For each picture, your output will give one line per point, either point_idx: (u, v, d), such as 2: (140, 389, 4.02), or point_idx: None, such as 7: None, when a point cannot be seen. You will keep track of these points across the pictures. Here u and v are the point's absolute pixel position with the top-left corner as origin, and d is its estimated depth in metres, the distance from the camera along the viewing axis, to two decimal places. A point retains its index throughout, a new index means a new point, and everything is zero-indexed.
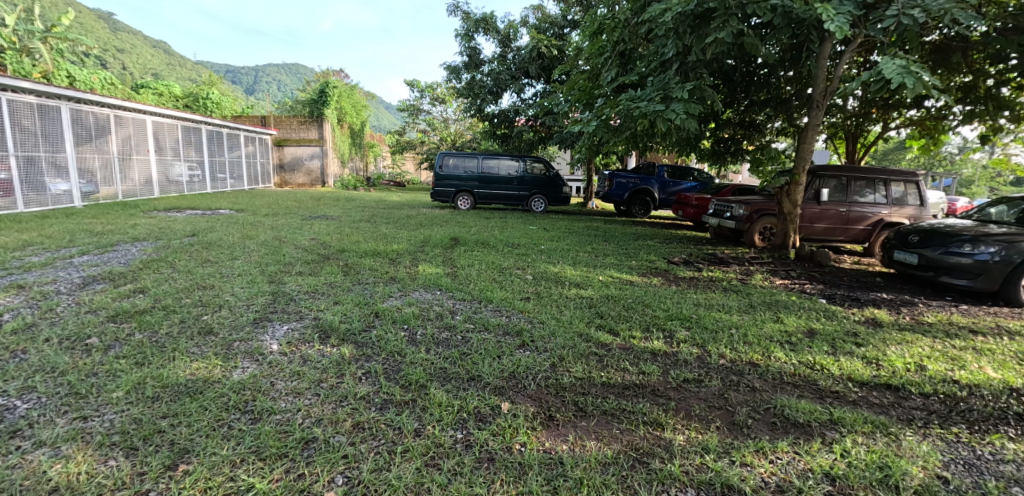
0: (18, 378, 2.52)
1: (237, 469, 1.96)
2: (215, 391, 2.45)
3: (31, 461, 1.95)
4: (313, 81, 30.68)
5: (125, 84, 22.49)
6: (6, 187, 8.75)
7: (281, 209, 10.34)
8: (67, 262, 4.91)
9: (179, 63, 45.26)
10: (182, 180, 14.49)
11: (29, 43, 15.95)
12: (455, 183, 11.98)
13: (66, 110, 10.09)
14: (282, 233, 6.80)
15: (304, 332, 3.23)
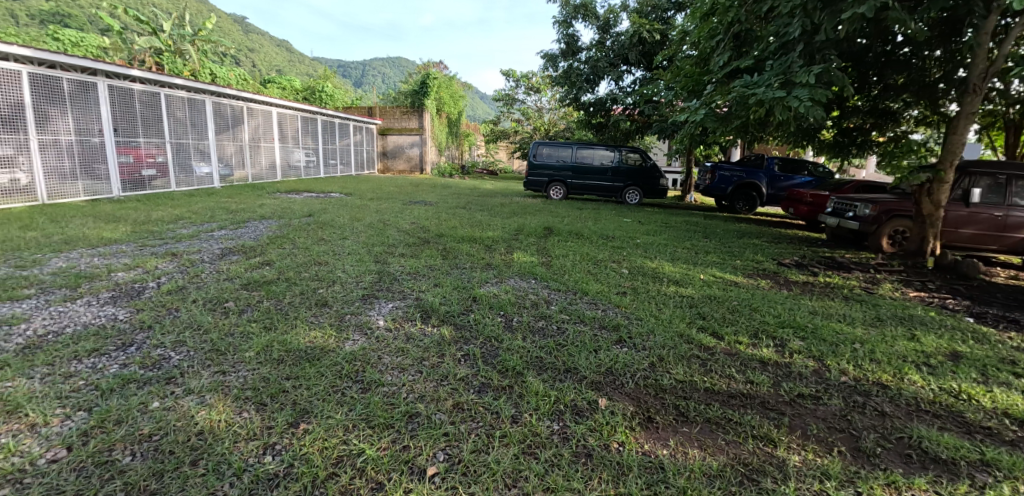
0: (173, 332, 2.92)
1: (349, 434, 2.08)
2: (330, 360, 2.64)
3: (182, 405, 2.22)
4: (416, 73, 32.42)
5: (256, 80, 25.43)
6: (163, 169, 10.29)
7: (385, 194, 11.00)
8: (209, 234, 5.62)
9: (299, 59, 50.24)
10: (300, 166, 16.01)
11: (181, 46, 18.61)
12: (548, 172, 12.01)
13: (210, 103, 11.59)
14: (386, 217, 7.20)
15: (407, 310, 3.39)
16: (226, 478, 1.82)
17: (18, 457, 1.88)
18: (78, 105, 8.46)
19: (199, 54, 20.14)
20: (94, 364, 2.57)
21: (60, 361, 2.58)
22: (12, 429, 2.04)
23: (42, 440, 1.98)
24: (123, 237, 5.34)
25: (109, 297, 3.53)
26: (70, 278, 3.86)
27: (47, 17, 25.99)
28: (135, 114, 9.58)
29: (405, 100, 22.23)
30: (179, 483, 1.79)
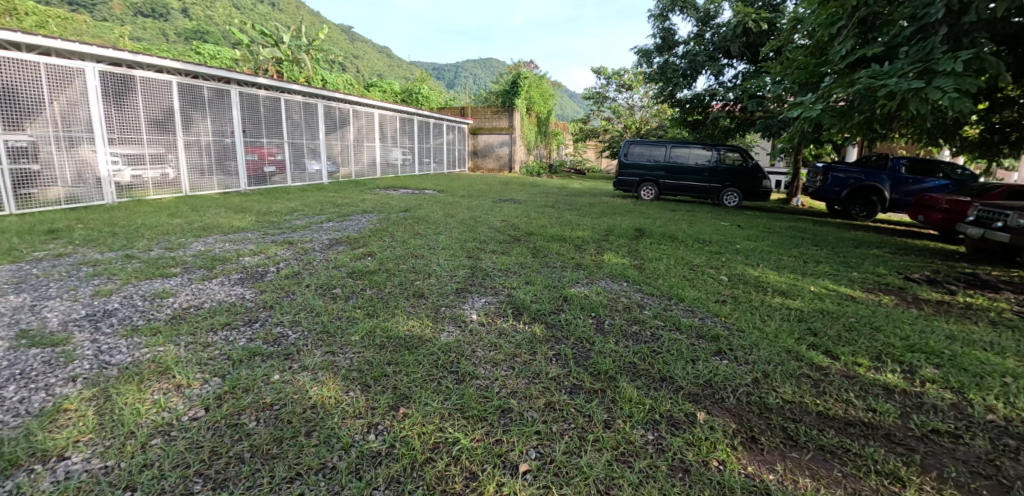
0: (290, 312, 3.24)
1: (445, 422, 2.16)
2: (427, 349, 2.77)
3: (298, 380, 2.45)
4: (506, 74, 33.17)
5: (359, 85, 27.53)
6: (281, 166, 11.50)
7: (475, 192, 11.36)
8: (319, 226, 6.17)
9: (397, 64, 53.54)
10: (397, 164, 17.03)
11: (298, 55, 20.66)
12: (640, 172, 11.70)
13: (321, 106, 12.71)
14: (478, 214, 7.44)
15: (500, 306, 3.47)
16: (336, 451, 1.97)
17: (167, 412, 2.17)
18: (216, 109, 9.74)
19: (313, 62, 22.22)
20: (227, 336, 2.92)
21: (200, 331, 2.97)
22: (164, 387, 2.37)
23: (187, 399, 2.28)
24: (250, 226, 6.02)
25: (238, 278, 4.00)
26: (208, 260, 4.44)
27: (192, 34, 30.16)
28: (260, 117, 10.79)
29: (496, 99, 22.83)
30: (296, 450, 1.95)
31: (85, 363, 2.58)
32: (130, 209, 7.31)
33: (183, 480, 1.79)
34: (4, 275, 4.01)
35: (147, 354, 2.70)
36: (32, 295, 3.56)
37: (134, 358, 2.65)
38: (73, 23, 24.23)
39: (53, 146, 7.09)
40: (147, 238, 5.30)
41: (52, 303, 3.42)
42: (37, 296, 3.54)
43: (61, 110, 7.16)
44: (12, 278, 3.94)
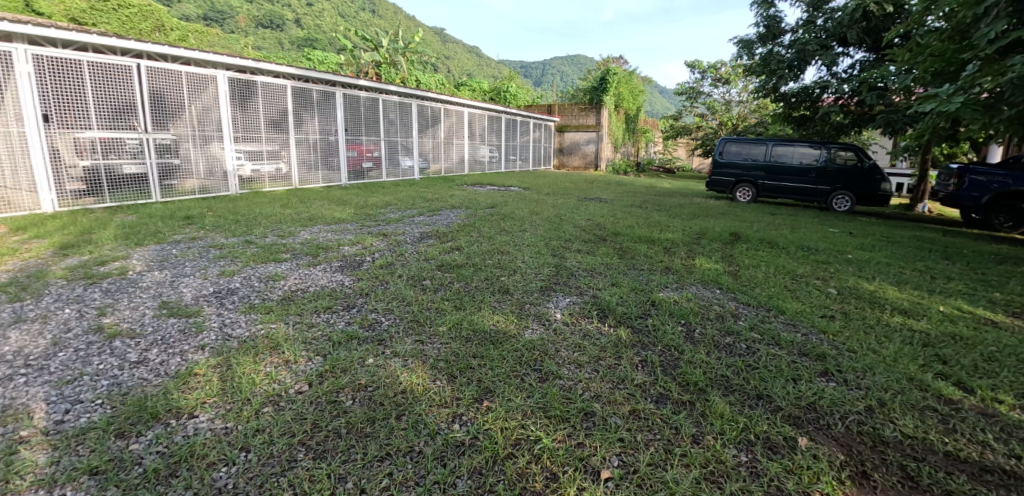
0: (384, 300, 3.46)
1: (527, 419, 2.17)
2: (512, 345, 2.80)
3: (390, 365, 2.59)
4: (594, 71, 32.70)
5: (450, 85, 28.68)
6: (378, 162, 12.34)
7: (560, 190, 11.34)
8: (411, 219, 6.52)
9: (486, 63, 54.96)
10: (484, 161, 17.48)
11: (395, 58, 21.98)
12: (736, 171, 10.98)
13: (416, 106, 13.40)
14: (563, 212, 7.42)
15: (584, 307, 3.43)
16: (423, 436, 2.05)
17: (277, 384, 2.41)
18: (323, 110, 10.66)
19: (408, 64, 23.52)
20: (328, 318, 3.18)
21: (306, 313, 3.26)
22: (275, 361, 2.63)
23: (294, 374, 2.51)
24: (350, 218, 6.52)
25: (339, 265, 4.34)
26: (314, 248, 4.88)
27: (303, 42, 33.28)
28: (361, 116, 11.63)
29: (582, 96, 22.63)
30: (388, 431, 2.07)
31: (212, 334, 2.94)
32: (250, 200, 8.24)
33: (289, 448, 1.96)
34: (153, 253, 4.71)
35: (261, 330, 3.02)
36: (172, 272, 4.14)
37: (250, 332, 2.98)
38: (210, 37, 27.84)
39: (190, 143, 8.27)
40: (265, 226, 5.95)
41: (188, 279, 3.94)
42: (176, 273, 4.11)
43: (198, 112, 8.28)
44: (159, 256, 4.61)
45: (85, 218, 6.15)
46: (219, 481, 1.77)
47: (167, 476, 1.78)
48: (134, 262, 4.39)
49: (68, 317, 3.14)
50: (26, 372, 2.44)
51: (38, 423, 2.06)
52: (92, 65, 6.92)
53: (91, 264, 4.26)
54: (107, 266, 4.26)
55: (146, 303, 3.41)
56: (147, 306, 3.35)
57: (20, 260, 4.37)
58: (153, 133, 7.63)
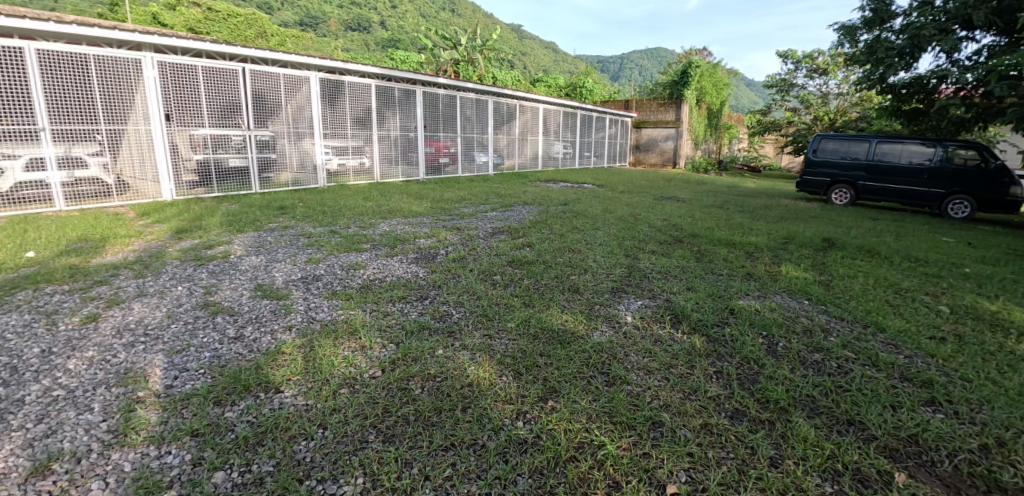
0: (456, 293, 3.55)
1: (592, 423, 2.11)
2: (579, 346, 2.75)
3: (458, 357, 2.64)
4: (675, 64, 31.30)
5: (526, 81, 28.86)
6: (454, 157, 12.76)
7: (635, 188, 11.00)
8: (484, 214, 6.64)
9: (562, 58, 54.58)
10: (558, 157, 17.39)
11: (472, 56, 22.49)
12: (832, 171, 10.03)
13: (491, 103, 13.60)
14: (637, 211, 7.18)
15: (656, 311, 3.28)
16: (486, 430, 2.06)
17: (353, 368, 2.54)
18: (404, 107, 11.14)
19: (485, 61, 23.96)
20: (403, 308, 3.32)
21: (382, 301, 3.41)
22: (353, 345, 2.79)
23: (369, 359, 2.64)
24: (426, 211, 6.76)
25: (415, 257, 4.52)
26: (392, 239, 5.12)
27: (388, 43, 34.99)
28: (439, 113, 12.03)
29: (661, 91, 21.76)
30: (452, 422, 2.11)
31: (298, 316, 3.18)
32: (336, 192, 8.82)
33: (362, 429, 2.06)
34: (252, 240, 5.19)
35: (342, 315, 3.22)
36: (267, 257, 4.53)
37: (332, 317, 3.18)
38: (306, 41, 30.17)
39: (287, 139, 8.99)
40: (350, 217, 6.35)
41: (280, 265, 4.29)
42: (270, 258, 4.48)
43: (293, 111, 8.99)
44: (256, 242, 5.07)
45: (197, 206, 6.92)
46: (298, 453, 1.90)
47: (254, 444, 1.94)
48: (235, 247, 4.86)
49: (180, 294, 3.54)
50: (145, 340, 2.79)
51: (153, 386, 2.34)
52: (205, 70, 7.75)
53: (200, 247, 4.77)
54: (213, 250, 4.75)
55: (244, 285, 3.76)
56: (245, 287, 3.69)
57: (147, 242, 5.01)
58: (255, 130, 8.44)
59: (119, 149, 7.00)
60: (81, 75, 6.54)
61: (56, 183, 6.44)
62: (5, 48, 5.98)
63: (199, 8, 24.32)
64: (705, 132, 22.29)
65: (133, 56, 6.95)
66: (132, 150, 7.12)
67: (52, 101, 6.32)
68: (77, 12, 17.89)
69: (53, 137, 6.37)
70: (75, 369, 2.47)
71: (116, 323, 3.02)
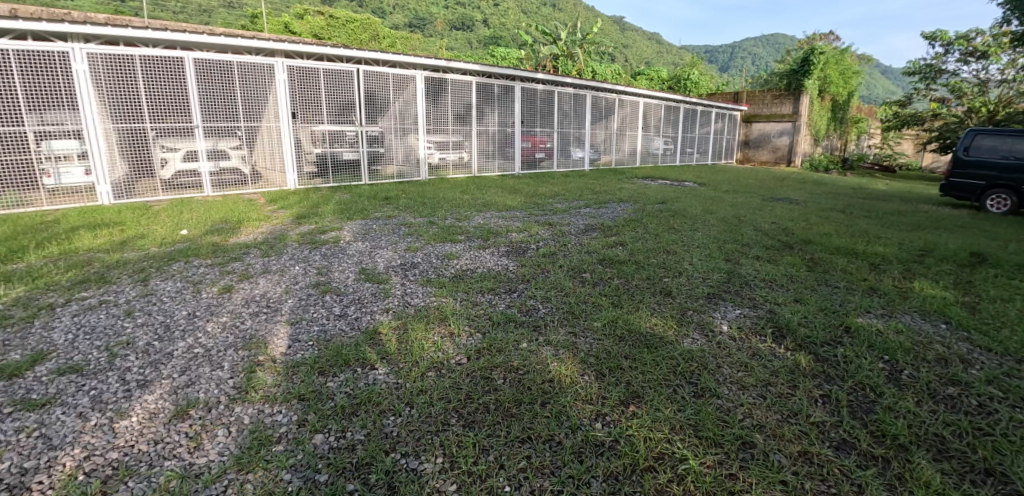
0: (544, 288, 3.57)
1: (674, 435, 2.00)
2: (667, 352, 2.62)
3: (541, 353, 2.65)
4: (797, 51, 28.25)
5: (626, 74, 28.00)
6: (550, 152, 12.85)
7: (742, 187, 10.18)
8: (577, 210, 6.59)
9: (667, 50, 52.04)
10: (658, 153, 16.65)
11: (572, 50, 22.31)
12: (989, 173, 8.39)
13: (589, 97, 13.38)
14: (743, 212, 6.64)
15: (756, 323, 3.01)
16: (563, 428, 2.05)
17: (441, 353, 2.67)
18: (503, 104, 11.41)
19: (585, 55, 23.63)
20: (491, 299, 3.42)
21: (472, 292, 3.54)
22: (443, 331, 2.93)
23: (456, 346, 2.75)
24: (519, 206, 6.87)
25: (506, 250, 4.62)
26: (486, 232, 5.29)
27: (489, 41, 35.98)
28: (536, 109, 12.12)
29: (777, 81, 19.81)
30: (531, 415, 2.12)
31: (395, 300, 3.41)
32: (436, 185, 9.32)
33: (444, 412, 2.15)
34: (360, 227, 5.67)
35: (434, 302, 3.40)
36: (371, 244, 4.92)
37: (425, 303, 3.38)
38: (414, 41, 32.08)
39: (394, 135, 9.69)
40: (447, 209, 6.68)
41: (382, 251, 4.64)
42: (374, 245, 4.86)
43: (401, 108, 9.62)
44: (363, 230, 5.52)
45: (316, 195, 7.73)
46: (386, 427, 2.04)
47: (349, 414, 2.12)
48: (345, 233, 5.35)
49: (297, 273, 3.99)
50: (267, 311, 3.20)
51: (271, 352, 2.67)
52: (326, 71, 8.56)
53: (316, 232, 5.32)
54: (327, 235, 5.27)
55: (351, 268, 4.13)
56: (351, 270, 4.06)
57: (273, 225, 5.71)
58: (366, 126, 9.21)
59: (255, 142, 8.10)
60: (227, 79, 7.62)
61: (206, 173, 7.75)
62: (171, 58, 7.16)
63: (324, 16, 27.02)
64: (827, 126, 19.88)
65: (268, 61, 7.93)
66: (266, 145, 8.18)
67: (204, 103, 7.48)
68: (231, 26, 20.80)
69: (204, 132, 7.58)
70: (212, 331, 2.91)
71: (245, 295, 3.49)
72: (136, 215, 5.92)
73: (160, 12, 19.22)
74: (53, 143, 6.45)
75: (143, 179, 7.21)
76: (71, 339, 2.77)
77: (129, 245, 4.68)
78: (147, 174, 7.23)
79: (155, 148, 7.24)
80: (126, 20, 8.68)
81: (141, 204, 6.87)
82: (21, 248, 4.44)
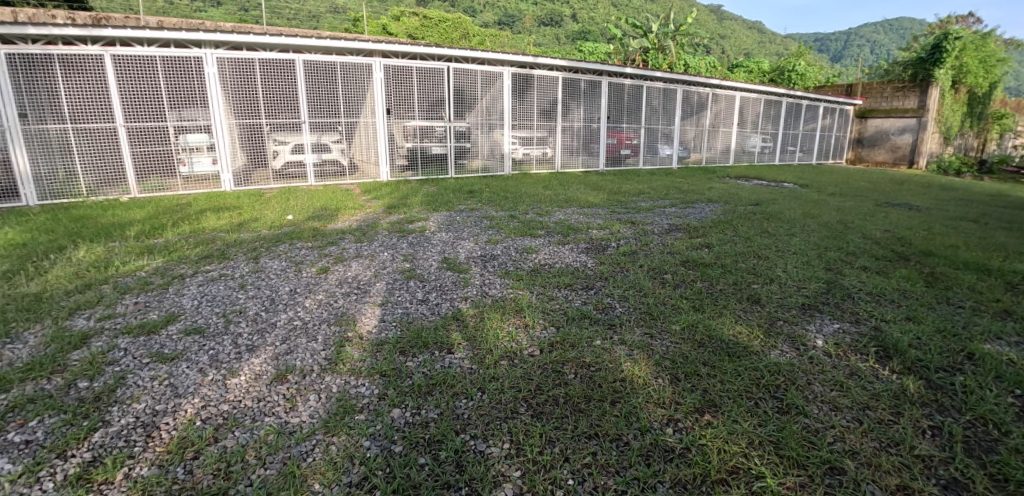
0: (622, 287, 3.51)
1: (752, 450, 1.89)
2: (751, 363, 2.47)
3: (614, 352, 2.63)
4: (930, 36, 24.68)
5: (722, 66, 26.30)
6: (636, 149, 12.53)
7: (851, 190, 9.18)
8: (662, 210, 6.36)
9: (769, 39, 48.04)
10: (754, 151, 15.50)
11: (663, 42, 21.40)
12: None
13: (680, 92, 12.77)
14: (850, 218, 6.00)
15: (857, 340, 2.74)
16: (632, 429, 2.02)
17: (514, 343, 2.74)
18: (589, 99, 11.26)
19: (678, 47, 22.54)
20: (567, 295, 3.43)
21: (549, 286, 3.58)
22: (518, 322, 3.01)
23: (530, 338, 2.81)
24: (601, 203, 6.78)
25: (585, 247, 4.60)
26: (566, 228, 5.30)
27: (577, 35, 35.55)
28: (623, 104, 11.82)
29: (901, 71, 17.53)
30: (600, 413, 2.12)
31: (474, 290, 3.55)
32: (518, 180, 9.47)
33: (514, 400, 2.21)
34: (444, 219, 5.93)
35: (511, 293, 3.48)
36: (454, 235, 5.14)
37: (502, 294, 3.47)
38: (502, 38, 32.61)
39: (480, 131, 9.98)
40: (528, 204, 6.78)
41: (464, 242, 4.83)
42: (456, 236, 5.08)
43: (488, 104, 9.87)
44: (447, 221, 5.78)
45: (405, 187, 8.21)
46: (460, 409, 2.15)
47: (425, 392, 2.26)
48: (430, 224, 5.64)
49: (386, 258, 4.28)
50: (358, 292, 3.48)
51: (359, 329, 2.91)
52: (418, 69, 9.02)
53: (404, 222, 5.66)
54: (414, 225, 5.58)
55: (434, 257, 4.36)
56: (435, 259, 4.28)
57: (366, 214, 6.16)
58: (454, 122, 9.56)
59: (354, 136, 8.72)
60: (331, 79, 8.30)
61: (311, 164, 8.52)
62: (285, 61, 7.95)
63: (418, 17, 28.40)
64: (961, 122, 17.24)
65: (367, 61, 8.52)
66: (365, 139, 8.83)
67: (311, 100, 8.22)
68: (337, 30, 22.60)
69: (310, 127, 8.32)
70: (310, 307, 3.23)
71: (339, 276, 3.83)
72: (253, 201, 6.70)
73: (278, 19, 21.31)
74: (188, 137, 7.52)
75: (259, 170, 8.14)
76: (197, 305, 3.23)
77: (245, 226, 5.32)
78: (262, 165, 8.15)
79: (269, 141, 8.09)
80: (251, 28, 9.75)
81: (255, 192, 7.77)
82: (162, 226, 5.22)
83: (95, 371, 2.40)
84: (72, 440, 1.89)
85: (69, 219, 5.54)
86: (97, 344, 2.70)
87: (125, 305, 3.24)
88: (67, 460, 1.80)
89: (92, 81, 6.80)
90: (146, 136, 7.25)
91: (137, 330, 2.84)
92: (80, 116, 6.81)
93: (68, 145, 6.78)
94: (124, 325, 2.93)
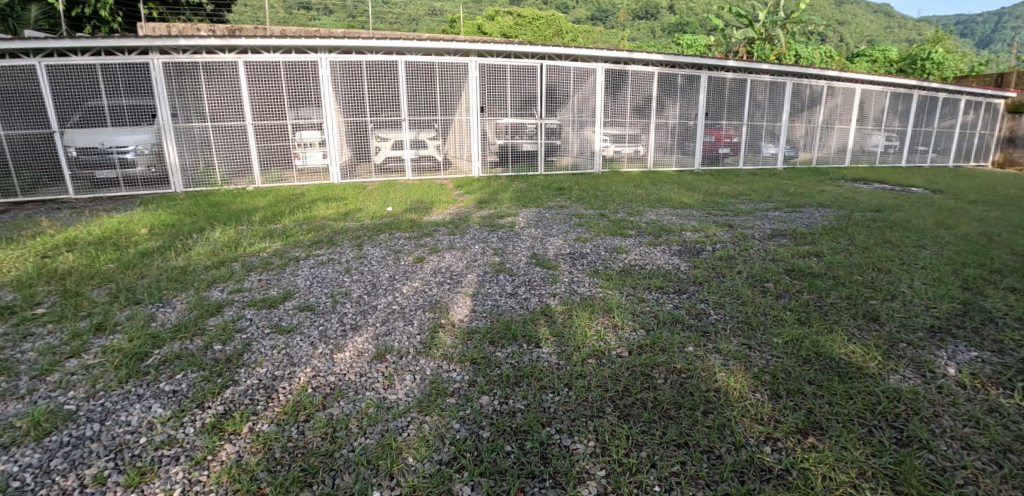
0: (717, 293, 3.33)
1: (862, 481, 1.71)
2: (866, 386, 2.23)
3: (708, 360, 2.50)
4: None
5: (840, 56, 23.66)
6: (736, 147, 11.73)
7: (1000, 197, 7.86)
8: (764, 213, 5.91)
9: (900, 24, 42.37)
10: (877, 151, 13.80)
11: (771, 32, 19.73)
12: None
13: (790, 85, 11.73)
14: (998, 229, 5.15)
15: (1002, 372, 2.35)
16: (725, 442, 1.92)
17: (602, 343, 2.72)
18: (686, 94, 10.74)
19: (788, 36, 20.67)
20: (659, 298, 3.33)
21: (639, 288, 3.50)
22: (605, 322, 2.98)
23: (618, 338, 2.77)
24: (696, 204, 6.47)
25: (678, 249, 4.42)
26: (658, 228, 5.13)
27: (673, 28, 33.97)
28: (723, 100, 11.13)
29: None
30: (689, 422, 2.03)
31: (561, 287, 3.56)
32: (607, 178, 9.31)
33: (600, 400, 2.20)
34: (533, 215, 6.01)
35: (600, 292, 3.45)
36: (543, 231, 5.19)
37: (590, 293, 3.45)
38: (594, 34, 32.09)
39: (571, 128, 9.94)
40: (618, 203, 6.65)
41: (553, 239, 4.86)
42: (545, 232, 5.12)
43: (580, 101, 9.79)
44: (536, 217, 5.85)
45: (495, 183, 8.43)
46: (545, 403, 2.18)
47: (512, 383, 2.32)
48: (519, 220, 5.74)
49: (476, 251, 4.45)
50: (450, 282, 3.65)
51: (451, 317, 3.05)
52: (513, 68, 9.19)
53: (494, 217, 5.81)
54: (503, 220, 5.71)
55: (523, 252, 4.44)
56: (523, 254, 4.36)
57: (459, 208, 6.42)
58: (545, 119, 9.64)
59: (449, 134, 9.15)
60: (429, 80, 8.74)
61: (408, 159, 9.03)
62: (388, 63, 8.49)
63: (512, 16, 28.88)
64: None
65: (463, 61, 8.83)
66: (459, 135, 9.19)
67: (411, 99, 8.72)
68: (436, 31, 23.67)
69: (409, 125, 8.84)
70: (406, 293, 3.45)
71: (433, 266, 4.04)
72: (357, 193, 7.28)
73: (383, 23, 22.76)
74: (303, 134, 8.33)
75: (361, 164, 8.80)
76: (309, 285, 3.59)
77: (350, 216, 5.79)
78: (365, 159, 8.79)
79: (372, 137, 8.71)
80: (362, 33, 10.53)
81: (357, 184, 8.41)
82: (282, 213, 5.86)
83: (227, 336, 2.77)
84: (209, 393, 2.21)
85: (207, 205, 6.42)
86: (229, 313, 3.11)
87: (251, 281, 3.70)
88: (205, 410, 2.11)
89: (227, 85, 7.80)
90: (269, 133, 8.17)
91: (260, 303, 3.23)
92: (218, 115, 7.86)
93: (208, 141, 7.89)
94: (250, 298, 3.35)
